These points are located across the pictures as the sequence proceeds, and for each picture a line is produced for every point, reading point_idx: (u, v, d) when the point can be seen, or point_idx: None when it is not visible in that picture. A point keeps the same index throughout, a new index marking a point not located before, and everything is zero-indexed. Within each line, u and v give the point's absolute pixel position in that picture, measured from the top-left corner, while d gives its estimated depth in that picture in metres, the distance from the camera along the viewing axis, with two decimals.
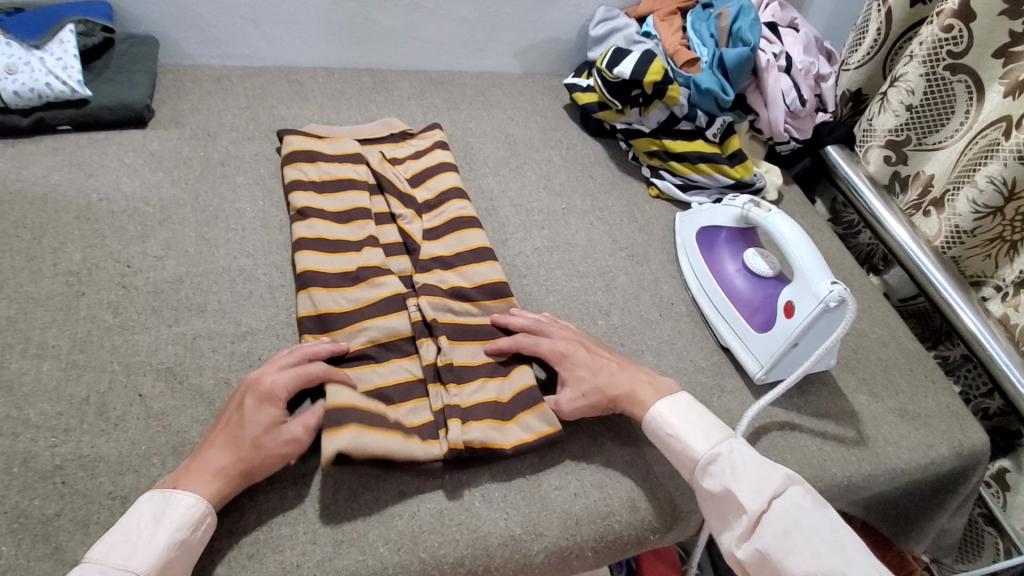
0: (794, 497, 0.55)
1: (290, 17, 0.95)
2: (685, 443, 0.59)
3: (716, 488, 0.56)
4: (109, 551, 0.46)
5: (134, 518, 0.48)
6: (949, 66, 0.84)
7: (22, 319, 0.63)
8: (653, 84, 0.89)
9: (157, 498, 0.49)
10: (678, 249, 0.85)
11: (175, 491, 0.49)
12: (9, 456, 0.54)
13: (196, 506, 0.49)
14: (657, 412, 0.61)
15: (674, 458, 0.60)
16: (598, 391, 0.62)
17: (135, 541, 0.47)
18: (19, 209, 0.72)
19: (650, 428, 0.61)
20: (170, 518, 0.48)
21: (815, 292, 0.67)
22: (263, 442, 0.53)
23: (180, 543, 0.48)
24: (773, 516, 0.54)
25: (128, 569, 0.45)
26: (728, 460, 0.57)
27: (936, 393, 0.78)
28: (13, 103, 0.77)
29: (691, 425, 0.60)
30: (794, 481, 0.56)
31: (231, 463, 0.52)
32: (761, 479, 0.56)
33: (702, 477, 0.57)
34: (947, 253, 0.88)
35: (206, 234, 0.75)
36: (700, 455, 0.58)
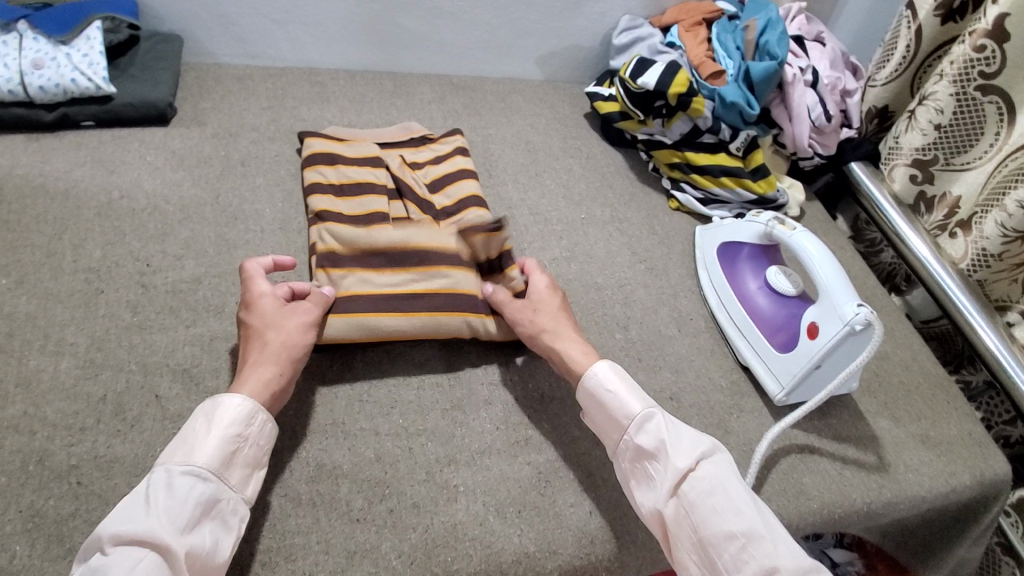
0: (721, 462, 0.55)
1: (315, 19, 0.95)
2: (623, 400, 0.58)
3: (648, 443, 0.56)
4: (173, 454, 0.49)
5: (190, 425, 0.51)
6: (980, 87, 0.83)
7: (41, 315, 0.63)
8: (677, 95, 0.88)
9: (208, 405, 0.52)
10: (698, 263, 0.84)
11: (221, 395, 0.52)
12: (26, 453, 0.54)
13: (244, 399, 0.52)
14: (596, 371, 0.61)
15: (607, 415, 0.59)
16: (542, 321, 0.66)
17: (194, 441, 0.50)
18: (41, 204, 0.72)
19: (587, 388, 0.60)
20: (224, 418, 0.51)
21: (841, 315, 0.66)
22: (284, 321, 0.59)
23: (238, 438, 0.51)
24: (701, 476, 0.54)
25: (193, 463, 0.48)
26: (663, 420, 0.57)
27: (958, 420, 0.76)
28: (39, 97, 0.77)
29: (628, 385, 0.60)
30: (719, 449, 0.57)
31: (264, 352, 0.56)
32: (693, 441, 0.56)
33: (636, 433, 0.56)
34: (972, 276, 0.87)
35: (225, 234, 0.74)
36: (637, 413, 0.57)
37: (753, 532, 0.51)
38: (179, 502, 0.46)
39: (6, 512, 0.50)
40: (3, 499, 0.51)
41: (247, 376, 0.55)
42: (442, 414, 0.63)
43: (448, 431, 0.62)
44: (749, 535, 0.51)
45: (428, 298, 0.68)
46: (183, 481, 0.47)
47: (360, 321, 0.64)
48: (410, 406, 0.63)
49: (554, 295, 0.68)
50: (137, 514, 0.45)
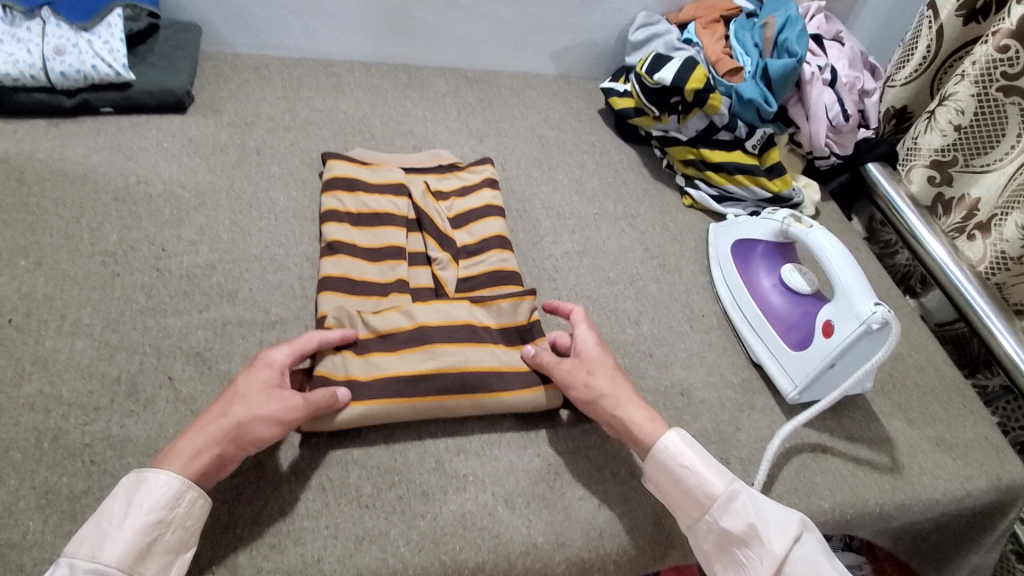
0: (811, 542, 0.53)
1: (331, 10, 0.95)
2: (703, 478, 0.55)
3: (737, 526, 0.53)
4: (84, 541, 0.44)
5: (107, 504, 0.46)
6: (1002, 87, 0.81)
7: (58, 296, 0.63)
8: (694, 91, 0.87)
9: (129, 480, 0.47)
10: (711, 260, 0.84)
11: (146, 470, 0.47)
12: (40, 432, 0.54)
13: (169, 482, 0.47)
14: (669, 442, 0.56)
15: (685, 494, 0.55)
16: (603, 386, 0.60)
17: (109, 527, 0.45)
18: (60, 187, 0.73)
19: (660, 461, 0.56)
20: (142, 501, 0.46)
21: (857, 313, 0.65)
22: (253, 403, 0.51)
23: (155, 526, 0.46)
24: (795, 561, 0.51)
25: (99, 560, 0.43)
26: (749, 498, 0.54)
27: (974, 423, 0.75)
28: (60, 83, 0.78)
29: (704, 458, 0.56)
30: (808, 525, 0.54)
31: (213, 429, 0.50)
32: (783, 521, 0.53)
33: (722, 517, 0.53)
34: (991, 279, 0.86)
35: (239, 221, 0.75)
36: (720, 492, 0.54)
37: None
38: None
39: (20, 488, 0.51)
40: (17, 475, 0.52)
41: (183, 444, 0.49)
42: None
43: (457, 420, 0.62)
44: None
45: (438, 381, 0.60)
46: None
47: (372, 409, 0.58)
48: None
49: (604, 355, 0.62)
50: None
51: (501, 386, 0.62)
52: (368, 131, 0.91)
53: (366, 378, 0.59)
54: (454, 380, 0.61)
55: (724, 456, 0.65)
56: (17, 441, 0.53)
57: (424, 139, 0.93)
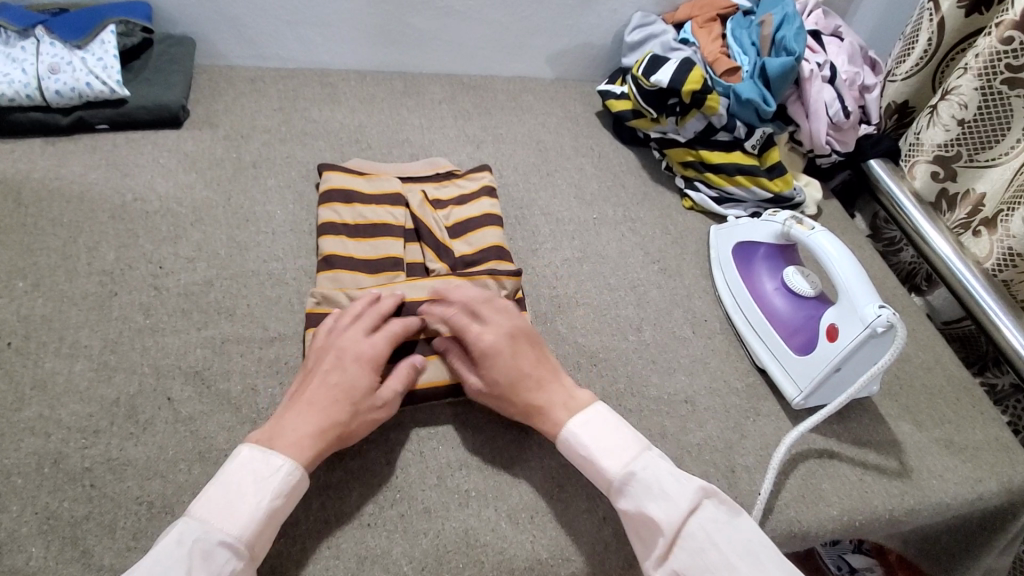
0: (710, 513, 0.52)
1: (325, 20, 0.95)
2: (598, 462, 0.55)
3: (632, 508, 0.53)
4: (211, 511, 0.48)
5: (230, 477, 0.50)
6: (1007, 80, 0.80)
7: (57, 318, 0.63)
8: (692, 93, 0.86)
9: (257, 458, 0.50)
10: (713, 264, 0.83)
11: (273, 453, 0.51)
12: (41, 456, 0.54)
13: (295, 471, 0.51)
14: (569, 432, 0.57)
15: (588, 476, 0.57)
16: (502, 396, 0.59)
17: (234, 502, 0.48)
18: (56, 207, 0.73)
19: (563, 448, 0.57)
20: (267, 484, 0.50)
21: (861, 317, 0.64)
22: (361, 404, 0.55)
23: (276, 511, 0.49)
24: (690, 533, 0.51)
25: (229, 532, 0.47)
26: (642, 478, 0.54)
27: (984, 424, 0.74)
28: (55, 102, 0.78)
29: (601, 442, 0.56)
30: (709, 494, 0.53)
31: (329, 424, 0.53)
32: (677, 495, 0.52)
33: (618, 498, 0.54)
34: (997, 277, 0.84)
35: (236, 236, 0.75)
36: (615, 476, 0.54)
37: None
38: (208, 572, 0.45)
39: (22, 514, 0.51)
40: (19, 501, 0.51)
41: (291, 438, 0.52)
42: (453, 416, 0.62)
43: (459, 434, 0.61)
44: None
45: (426, 342, 0.63)
46: (218, 551, 0.46)
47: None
48: (420, 408, 0.62)
49: (506, 341, 0.60)
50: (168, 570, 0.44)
51: None
52: (364, 141, 0.91)
53: None
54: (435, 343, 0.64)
55: (729, 464, 0.64)
56: (17, 466, 0.53)
57: (421, 147, 0.92)
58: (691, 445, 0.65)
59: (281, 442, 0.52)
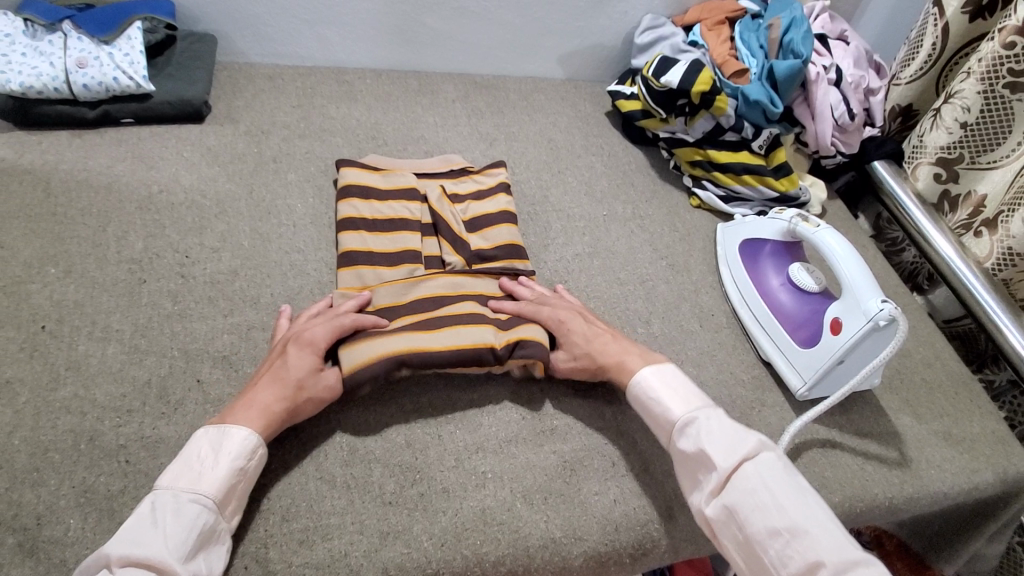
0: (766, 461, 0.55)
1: (344, 19, 0.97)
2: (664, 406, 0.61)
3: (690, 448, 0.58)
4: (177, 478, 0.50)
5: (195, 449, 0.52)
6: (1009, 84, 0.82)
7: (89, 303, 0.66)
8: (701, 94, 0.89)
9: (212, 432, 0.53)
10: (720, 260, 0.85)
11: (227, 425, 0.53)
12: (77, 433, 0.56)
13: (249, 436, 0.53)
14: (641, 376, 0.63)
15: (654, 420, 0.62)
16: (591, 359, 0.65)
17: (199, 468, 0.51)
18: (86, 197, 0.76)
19: (633, 393, 0.63)
20: (227, 449, 0.52)
21: (864, 310, 0.66)
22: (306, 384, 0.58)
23: (241, 471, 0.52)
24: (744, 475, 0.55)
25: (198, 492, 0.49)
26: (704, 423, 0.58)
27: (981, 417, 0.76)
28: (83, 95, 0.81)
29: (671, 389, 0.62)
30: (765, 448, 0.57)
31: (276, 400, 0.56)
32: (733, 442, 0.57)
33: (678, 438, 0.59)
34: (997, 276, 0.87)
35: (259, 228, 0.77)
36: (678, 417, 0.60)
37: (796, 527, 0.51)
38: (181, 528, 0.47)
39: (60, 488, 0.53)
40: (58, 475, 0.54)
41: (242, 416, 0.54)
42: (470, 401, 0.65)
43: (474, 418, 0.63)
44: (792, 531, 0.51)
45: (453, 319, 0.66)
46: (190, 508, 0.48)
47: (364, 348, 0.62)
48: (438, 394, 0.65)
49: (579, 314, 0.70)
50: (144, 531, 0.47)
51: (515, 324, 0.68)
52: (380, 138, 0.93)
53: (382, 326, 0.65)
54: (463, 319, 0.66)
55: None
56: (55, 443, 0.56)
57: (436, 144, 0.95)
58: None
59: (234, 418, 0.54)
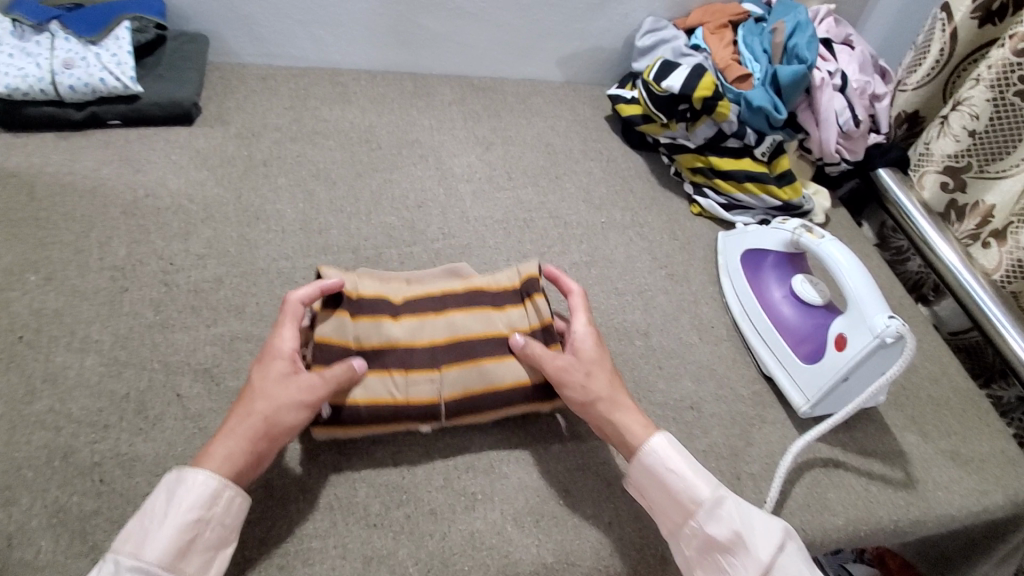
0: (795, 550, 0.52)
1: (337, 19, 0.95)
2: (689, 482, 0.54)
3: (722, 533, 0.52)
4: (128, 538, 0.45)
5: (151, 503, 0.47)
6: (1019, 92, 0.80)
7: (68, 313, 0.64)
8: (703, 99, 0.86)
9: (169, 479, 0.48)
10: (721, 270, 0.83)
11: (185, 470, 0.48)
12: (51, 450, 0.54)
13: (203, 482, 0.47)
14: (660, 445, 0.55)
15: (671, 499, 0.54)
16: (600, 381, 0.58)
17: (150, 525, 0.46)
18: (69, 201, 0.74)
19: (649, 465, 0.55)
20: (182, 501, 0.46)
21: (870, 326, 0.64)
22: (270, 392, 0.52)
23: (195, 525, 0.46)
24: (781, 568, 0.51)
25: (144, 557, 0.44)
26: (735, 504, 0.53)
27: (990, 436, 0.74)
28: (69, 97, 0.79)
29: (690, 462, 0.55)
30: (792, 535, 0.53)
31: (244, 423, 0.51)
32: (767, 529, 0.52)
33: (708, 522, 0.52)
34: (1006, 288, 0.84)
35: (246, 234, 0.75)
36: (706, 497, 0.53)
37: None
38: None
39: (32, 507, 0.51)
40: (30, 494, 0.52)
41: (219, 440, 0.50)
42: None
43: (464, 437, 0.61)
44: None
45: (437, 297, 0.64)
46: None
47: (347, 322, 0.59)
48: None
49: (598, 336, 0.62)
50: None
51: (502, 300, 0.65)
52: (374, 141, 0.91)
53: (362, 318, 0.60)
54: (444, 299, 0.64)
55: (735, 472, 0.64)
56: (27, 460, 0.54)
57: (430, 148, 0.92)
58: (697, 451, 0.65)
59: (202, 461, 0.49)
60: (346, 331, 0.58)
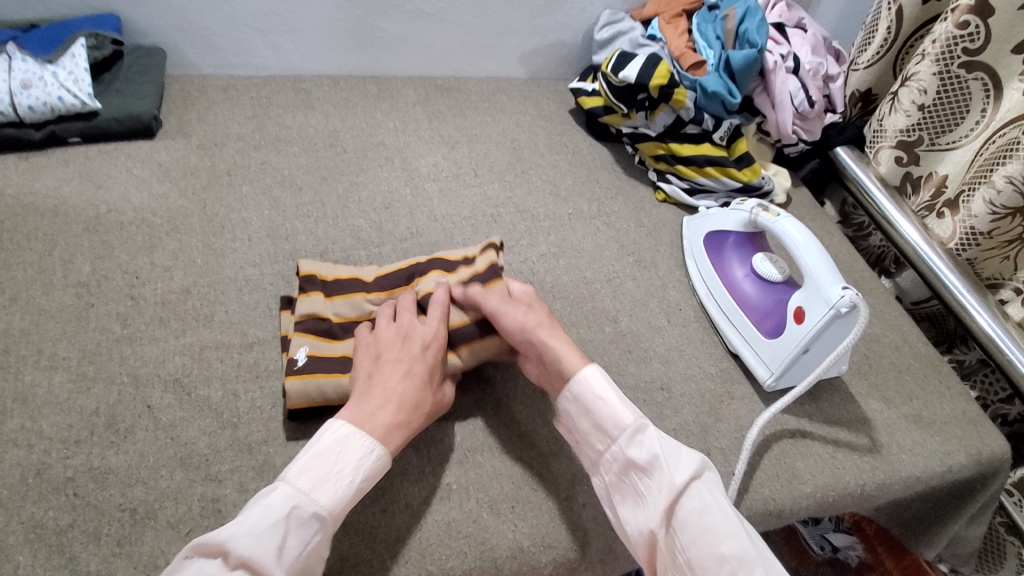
0: (711, 481, 0.53)
1: (297, 26, 0.95)
2: (614, 410, 0.56)
3: (641, 457, 0.53)
4: (310, 481, 0.49)
5: (333, 452, 0.51)
6: (964, 64, 0.82)
7: (34, 332, 0.63)
8: (659, 87, 0.88)
9: (353, 436, 0.52)
10: (686, 253, 0.85)
11: (366, 436, 0.52)
12: (24, 467, 0.54)
13: (382, 456, 0.52)
14: (586, 375, 0.58)
15: (596, 425, 0.56)
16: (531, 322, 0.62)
17: (331, 476, 0.50)
18: (30, 220, 0.73)
19: (575, 391, 0.58)
20: (361, 464, 0.51)
21: (826, 298, 0.66)
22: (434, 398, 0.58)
23: (361, 491, 0.51)
24: (693, 494, 0.52)
25: (323, 507, 0.49)
26: (656, 432, 0.55)
27: (951, 399, 0.76)
28: (27, 116, 0.78)
29: (618, 393, 0.57)
30: (709, 467, 0.54)
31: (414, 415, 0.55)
32: (686, 458, 0.54)
33: (629, 446, 0.54)
34: (962, 256, 0.86)
35: (212, 243, 0.75)
36: (629, 424, 0.55)
37: (745, 556, 0.48)
38: (298, 544, 0.47)
39: (8, 524, 0.51)
40: (4, 512, 0.52)
41: (385, 419, 0.54)
42: None
43: (437, 429, 0.62)
44: (741, 559, 0.48)
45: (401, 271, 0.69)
46: (310, 524, 0.48)
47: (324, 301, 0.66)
48: None
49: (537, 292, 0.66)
50: (262, 530, 0.46)
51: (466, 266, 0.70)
52: (339, 145, 0.91)
53: (337, 296, 0.67)
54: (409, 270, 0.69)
55: (705, 447, 0.66)
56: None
57: (395, 149, 0.93)
58: (668, 430, 0.66)
59: (371, 430, 0.53)
60: (320, 307, 0.65)
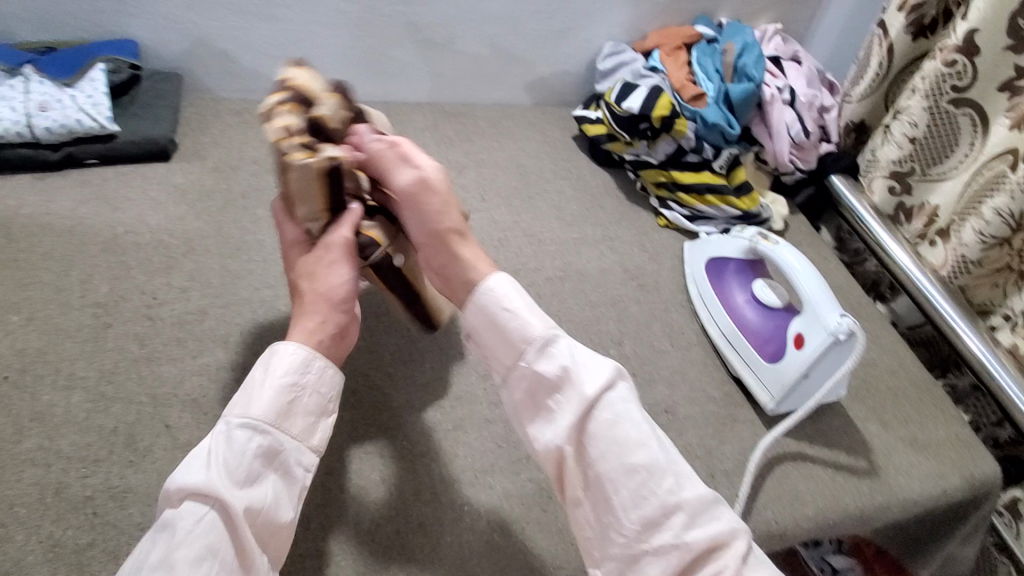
0: (623, 391, 0.55)
1: (312, 54, 0.98)
2: (525, 324, 0.57)
3: (551, 370, 0.55)
4: (233, 406, 0.52)
5: (249, 378, 0.54)
6: (952, 100, 0.86)
7: (52, 351, 0.65)
8: (662, 118, 0.91)
9: (263, 356, 0.55)
10: (688, 278, 0.87)
11: (282, 345, 0.55)
12: (44, 486, 0.55)
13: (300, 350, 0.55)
14: (494, 289, 0.58)
15: (504, 339, 0.57)
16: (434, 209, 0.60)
17: (252, 392, 0.53)
18: (49, 241, 0.75)
19: (485, 305, 0.58)
20: (277, 367, 0.54)
21: (825, 325, 0.69)
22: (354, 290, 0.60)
23: (288, 390, 0.53)
24: (603, 406, 0.54)
25: (249, 415, 0.51)
26: (566, 343, 0.56)
27: (945, 423, 0.78)
28: (46, 138, 0.80)
29: (529, 306, 0.58)
30: (623, 376, 0.56)
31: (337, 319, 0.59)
32: (597, 367, 0.56)
33: (537, 361, 0.56)
34: (954, 283, 0.89)
35: (228, 265, 0.77)
36: (538, 338, 0.56)
37: (652, 466, 0.52)
38: (237, 454, 0.49)
39: (28, 542, 0.52)
40: (24, 530, 0.53)
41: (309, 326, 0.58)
42: None
43: None
44: (648, 467, 0.52)
45: None
46: (241, 434, 0.50)
47: None
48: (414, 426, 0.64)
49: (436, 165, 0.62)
50: (197, 459, 0.49)
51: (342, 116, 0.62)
52: None
53: None
54: None
55: (709, 470, 0.67)
56: (20, 496, 0.54)
57: None
58: None
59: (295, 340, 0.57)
60: None
